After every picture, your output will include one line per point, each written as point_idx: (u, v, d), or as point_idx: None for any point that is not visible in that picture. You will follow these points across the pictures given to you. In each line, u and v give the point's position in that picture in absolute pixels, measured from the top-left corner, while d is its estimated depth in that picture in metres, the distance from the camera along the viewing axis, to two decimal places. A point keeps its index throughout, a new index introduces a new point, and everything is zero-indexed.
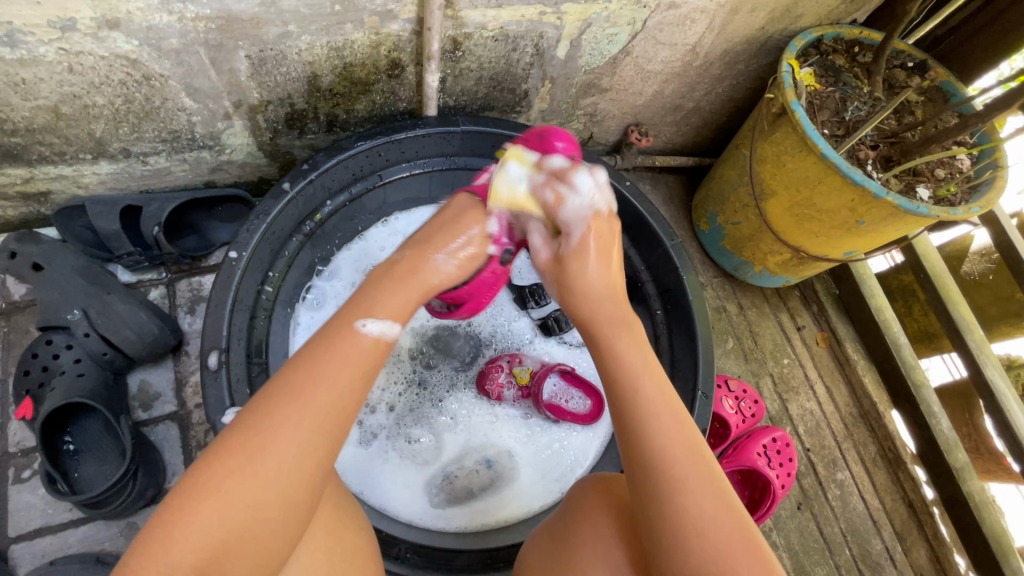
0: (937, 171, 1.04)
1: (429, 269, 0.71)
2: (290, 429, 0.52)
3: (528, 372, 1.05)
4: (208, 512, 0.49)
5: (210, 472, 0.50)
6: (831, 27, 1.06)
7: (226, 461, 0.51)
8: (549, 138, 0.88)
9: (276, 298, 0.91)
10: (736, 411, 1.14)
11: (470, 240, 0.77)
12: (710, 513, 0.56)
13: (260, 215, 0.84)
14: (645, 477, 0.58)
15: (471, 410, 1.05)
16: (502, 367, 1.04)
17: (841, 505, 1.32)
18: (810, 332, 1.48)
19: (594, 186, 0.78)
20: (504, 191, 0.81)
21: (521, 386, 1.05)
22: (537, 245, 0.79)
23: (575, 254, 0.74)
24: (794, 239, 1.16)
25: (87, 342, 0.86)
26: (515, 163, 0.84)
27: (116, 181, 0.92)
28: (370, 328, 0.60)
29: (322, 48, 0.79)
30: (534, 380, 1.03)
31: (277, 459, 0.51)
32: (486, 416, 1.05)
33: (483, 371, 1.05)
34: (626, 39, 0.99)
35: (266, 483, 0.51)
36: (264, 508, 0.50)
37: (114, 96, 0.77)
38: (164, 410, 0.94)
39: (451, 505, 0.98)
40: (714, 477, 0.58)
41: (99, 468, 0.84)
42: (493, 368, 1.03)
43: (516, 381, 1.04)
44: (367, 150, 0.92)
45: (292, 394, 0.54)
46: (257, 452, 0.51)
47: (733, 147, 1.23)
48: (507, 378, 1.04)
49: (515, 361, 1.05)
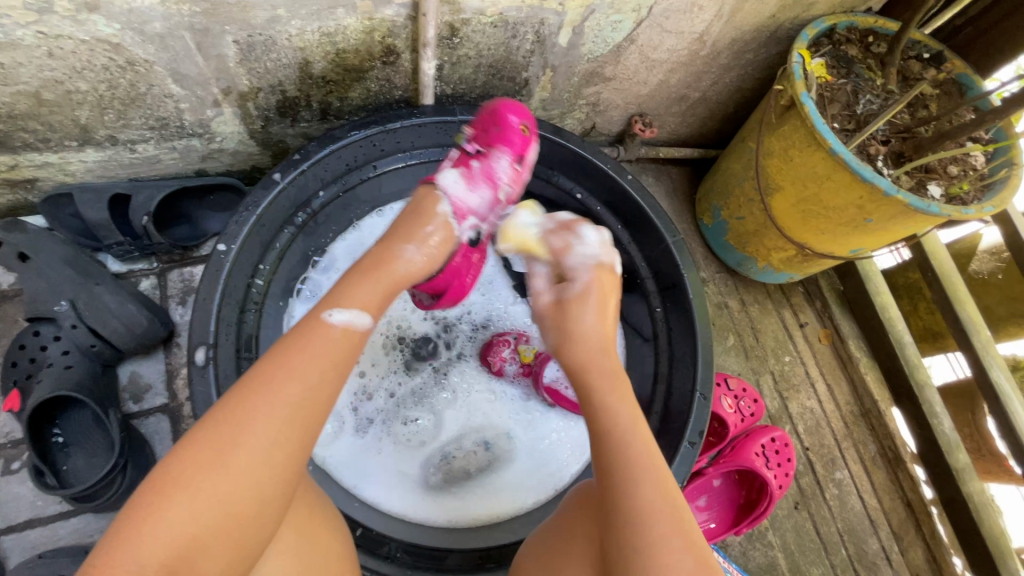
0: (950, 168, 1.00)
1: (398, 261, 0.71)
2: (260, 422, 0.52)
3: (533, 352, 1.03)
4: (176, 513, 0.48)
5: (178, 466, 0.50)
6: (844, 16, 1.02)
7: (196, 453, 0.50)
8: (501, 113, 0.88)
9: (267, 292, 0.89)
10: (735, 410, 1.13)
11: (437, 227, 0.77)
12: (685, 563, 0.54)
13: (250, 206, 0.82)
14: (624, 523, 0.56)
15: (471, 385, 1.05)
16: (508, 342, 1.02)
17: (839, 505, 1.31)
18: (813, 329, 1.45)
19: (598, 240, 0.80)
20: (516, 234, 0.87)
21: (523, 364, 1.03)
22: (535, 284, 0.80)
23: (556, 303, 0.75)
24: (799, 235, 1.13)
25: (75, 333, 0.85)
26: (527, 213, 0.90)
27: (104, 168, 0.90)
28: (337, 318, 0.60)
29: (313, 34, 0.76)
30: (538, 360, 1.01)
31: (247, 454, 0.51)
32: (487, 393, 1.05)
33: (489, 342, 1.04)
34: (630, 26, 0.95)
35: (240, 477, 0.50)
36: (237, 502, 0.50)
37: (98, 82, 0.74)
38: (155, 403, 0.93)
39: (445, 489, 0.98)
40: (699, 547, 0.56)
41: (88, 461, 0.84)
42: (499, 341, 1.02)
43: (520, 358, 1.02)
44: (361, 139, 0.90)
45: (259, 387, 0.54)
46: (225, 448, 0.50)
47: (739, 140, 1.20)
48: (511, 353, 1.02)
49: (523, 340, 1.03)
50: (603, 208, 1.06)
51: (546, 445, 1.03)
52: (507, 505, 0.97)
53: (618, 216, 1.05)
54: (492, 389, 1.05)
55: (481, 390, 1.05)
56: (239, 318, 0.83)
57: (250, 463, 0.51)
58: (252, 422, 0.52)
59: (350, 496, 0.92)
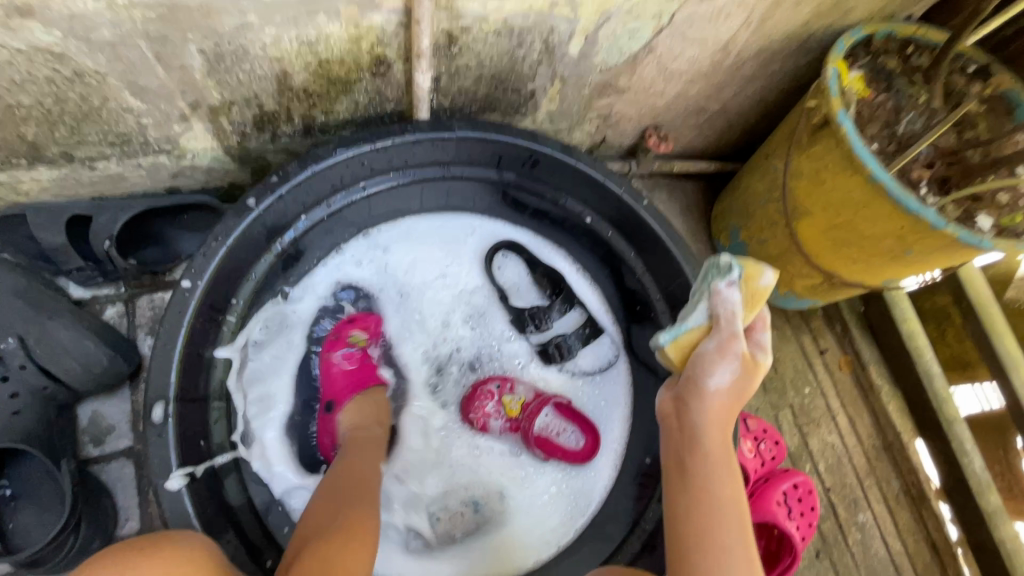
0: (1001, 197, 0.90)
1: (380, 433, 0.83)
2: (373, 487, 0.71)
3: (519, 403, 0.94)
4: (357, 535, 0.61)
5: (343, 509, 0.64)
6: (884, 24, 0.92)
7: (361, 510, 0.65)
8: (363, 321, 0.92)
9: (239, 329, 0.82)
10: (755, 455, 1.03)
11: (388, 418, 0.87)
12: None
13: (221, 235, 0.73)
14: None
15: (456, 440, 0.96)
16: (491, 394, 0.94)
17: (861, 550, 1.22)
18: (833, 356, 1.36)
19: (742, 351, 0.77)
20: (765, 283, 0.70)
21: (510, 418, 0.94)
22: (725, 318, 0.68)
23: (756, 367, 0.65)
24: (827, 264, 1.04)
25: (24, 374, 0.76)
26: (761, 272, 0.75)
27: (61, 187, 0.81)
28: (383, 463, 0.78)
29: (291, 42, 0.67)
30: (526, 413, 0.93)
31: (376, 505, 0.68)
32: (470, 448, 0.96)
33: (469, 395, 0.96)
34: (650, 34, 0.86)
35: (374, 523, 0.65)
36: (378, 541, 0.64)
37: (43, 96, 0.65)
38: (118, 446, 0.85)
39: (427, 554, 0.89)
40: None
41: (36, 518, 0.75)
42: (480, 394, 0.94)
43: (505, 412, 0.94)
44: (347, 159, 0.80)
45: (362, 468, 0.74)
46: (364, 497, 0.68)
47: (764, 156, 1.10)
48: (495, 407, 0.94)
49: (507, 389, 0.95)
50: (614, 233, 0.96)
51: (540, 503, 0.94)
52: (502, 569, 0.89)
53: (630, 243, 0.95)
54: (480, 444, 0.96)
55: (468, 446, 0.96)
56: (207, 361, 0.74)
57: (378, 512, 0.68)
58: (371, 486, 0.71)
59: None
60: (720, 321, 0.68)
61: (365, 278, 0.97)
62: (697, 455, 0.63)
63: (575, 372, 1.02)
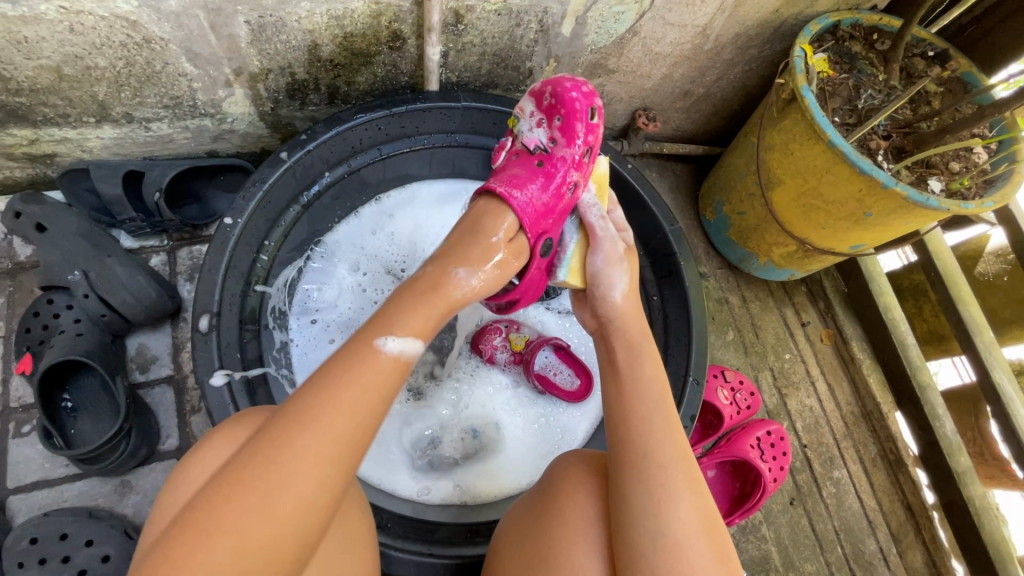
0: (952, 164, 1.01)
1: (451, 283, 0.66)
2: (306, 462, 0.50)
3: (524, 340, 1.06)
4: (228, 539, 0.47)
5: (217, 509, 0.47)
6: (848, 12, 1.03)
7: (232, 494, 0.48)
8: (561, 92, 0.84)
9: (270, 268, 0.93)
10: (731, 402, 1.14)
11: (497, 245, 0.73)
12: (683, 511, 0.61)
13: (257, 182, 0.86)
14: (634, 460, 0.63)
15: (471, 379, 1.07)
16: (499, 330, 1.06)
17: (836, 503, 1.30)
18: (815, 329, 1.44)
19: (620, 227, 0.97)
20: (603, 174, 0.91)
21: (515, 351, 1.05)
22: (597, 227, 0.86)
23: (630, 251, 0.86)
24: (799, 230, 1.13)
25: (87, 303, 0.89)
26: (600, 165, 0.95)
27: (120, 146, 0.94)
28: (392, 345, 0.57)
29: (321, 16, 0.79)
30: (529, 347, 1.04)
31: (292, 497, 0.49)
32: (484, 385, 1.07)
33: (480, 330, 1.07)
34: (633, 18, 0.97)
35: (268, 528, 0.48)
36: (280, 551, 0.48)
37: (116, 59, 0.77)
38: (160, 374, 0.96)
39: (430, 473, 0.99)
40: (697, 485, 0.63)
41: (93, 425, 0.87)
42: (490, 329, 1.06)
43: (510, 346, 1.05)
44: (365, 122, 0.92)
45: (308, 420, 0.51)
46: (275, 473, 0.49)
47: (742, 135, 1.20)
48: (502, 341, 1.05)
49: (513, 328, 1.07)
50: None
51: (533, 433, 1.06)
52: (502, 486, 0.99)
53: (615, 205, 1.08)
54: (481, 379, 1.07)
55: (478, 382, 1.07)
56: (243, 293, 0.87)
57: (285, 510, 0.48)
58: (292, 464, 0.49)
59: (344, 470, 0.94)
60: (595, 230, 0.86)
61: (378, 243, 1.07)
62: (633, 348, 0.73)
63: (560, 311, 1.14)
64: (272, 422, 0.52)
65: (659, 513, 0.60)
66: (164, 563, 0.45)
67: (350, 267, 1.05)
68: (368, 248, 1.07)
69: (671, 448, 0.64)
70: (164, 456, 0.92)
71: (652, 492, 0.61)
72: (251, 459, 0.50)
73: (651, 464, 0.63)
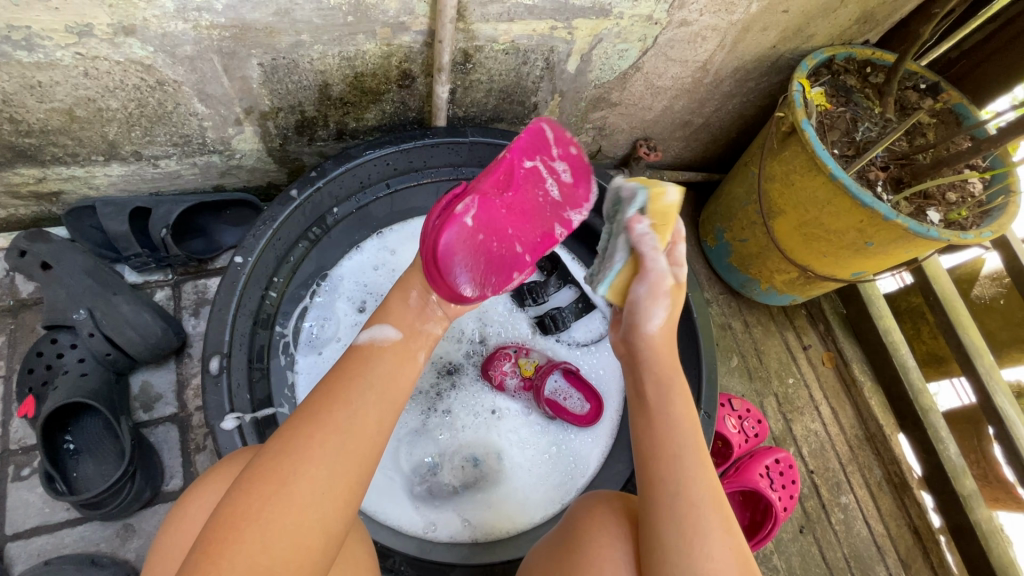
0: (949, 195, 1.04)
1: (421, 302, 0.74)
2: (317, 454, 0.55)
3: (533, 365, 1.05)
4: (261, 523, 0.52)
5: (243, 502, 0.53)
6: (842, 47, 1.06)
7: (258, 487, 0.53)
8: None
9: (279, 305, 0.94)
10: (739, 430, 1.14)
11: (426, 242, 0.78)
12: (715, 552, 0.60)
13: (266, 221, 0.87)
14: (665, 503, 0.63)
15: (471, 405, 1.05)
16: (508, 356, 1.05)
17: (844, 530, 1.30)
18: (816, 352, 1.44)
19: None
20: (670, 199, 0.79)
21: (524, 377, 1.05)
22: (648, 256, 0.76)
23: (679, 287, 0.77)
24: (801, 258, 1.14)
25: (92, 342, 0.88)
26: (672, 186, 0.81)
27: (128, 183, 0.93)
28: (366, 335, 0.68)
29: (333, 58, 0.80)
30: (538, 373, 1.04)
31: (308, 482, 0.54)
32: (495, 413, 1.06)
33: (490, 356, 1.06)
34: (636, 55, 0.99)
35: (291, 513, 0.52)
36: (307, 538, 0.53)
37: (128, 101, 0.78)
38: (165, 412, 0.95)
39: (446, 507, 0.99)
40: (729, 525, 0.63)
41: (97, 468, 0.86)
42: (500, 355, 1.04)
43: (520, 371, 1.05)
44: (375, 158, 0.95)
45: (313, 416, 0.58)
46: (294, 463, 0.54)
47: (742, 164, 1.22)
48: (512, 367, 1.05)
49: (523, 353, 1.06)
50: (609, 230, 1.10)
51: (548, 463, 1.05)
52: (515, 522, 1.00)
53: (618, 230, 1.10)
54: (484, 403, 1.06)
55: (489, 413, 1.06)
56: (251, 332, 0.88)
57: (308, 499, 0.53)
58: (305, 459, 0.55)
59: (365, 516, 0.94)
60: (642, 260, 0.76)
61: (379, 280, 1.04)
62: (663, 384, 0.71)
63: (572, 343, 1.13)
64: (288, 425, 0.58)
65: (690, 556, 0.60)
66: (211, 552, 0.51)
67: (350, 304, 1.02)
68: (372, 286, 1.04)
69: (702, 490, 0.63)
70: (168, 497, 0.90)
71: (684, 535, 0.61)
72: (273, 453, 0.56)
73: (681, 504, 0.62)
